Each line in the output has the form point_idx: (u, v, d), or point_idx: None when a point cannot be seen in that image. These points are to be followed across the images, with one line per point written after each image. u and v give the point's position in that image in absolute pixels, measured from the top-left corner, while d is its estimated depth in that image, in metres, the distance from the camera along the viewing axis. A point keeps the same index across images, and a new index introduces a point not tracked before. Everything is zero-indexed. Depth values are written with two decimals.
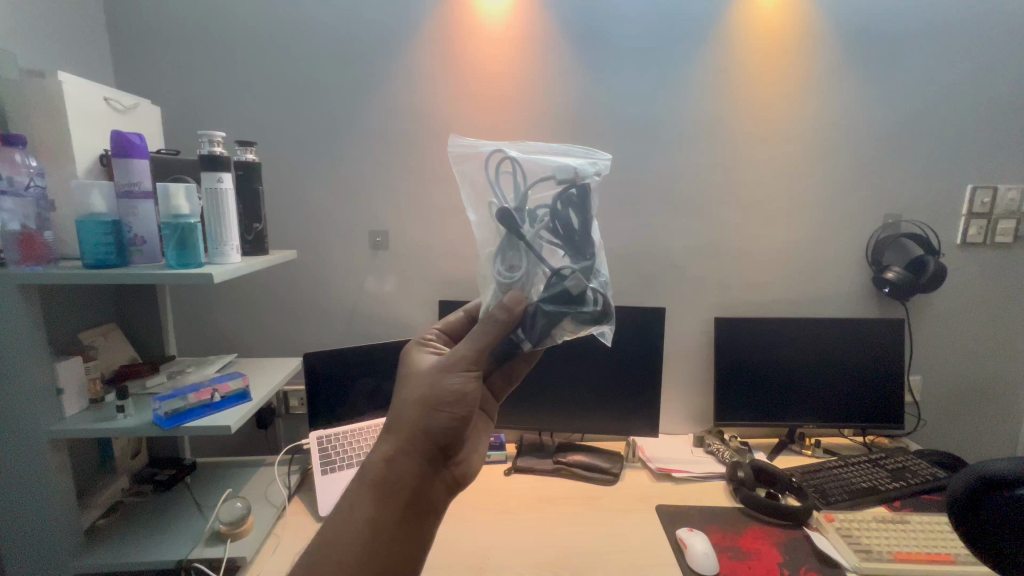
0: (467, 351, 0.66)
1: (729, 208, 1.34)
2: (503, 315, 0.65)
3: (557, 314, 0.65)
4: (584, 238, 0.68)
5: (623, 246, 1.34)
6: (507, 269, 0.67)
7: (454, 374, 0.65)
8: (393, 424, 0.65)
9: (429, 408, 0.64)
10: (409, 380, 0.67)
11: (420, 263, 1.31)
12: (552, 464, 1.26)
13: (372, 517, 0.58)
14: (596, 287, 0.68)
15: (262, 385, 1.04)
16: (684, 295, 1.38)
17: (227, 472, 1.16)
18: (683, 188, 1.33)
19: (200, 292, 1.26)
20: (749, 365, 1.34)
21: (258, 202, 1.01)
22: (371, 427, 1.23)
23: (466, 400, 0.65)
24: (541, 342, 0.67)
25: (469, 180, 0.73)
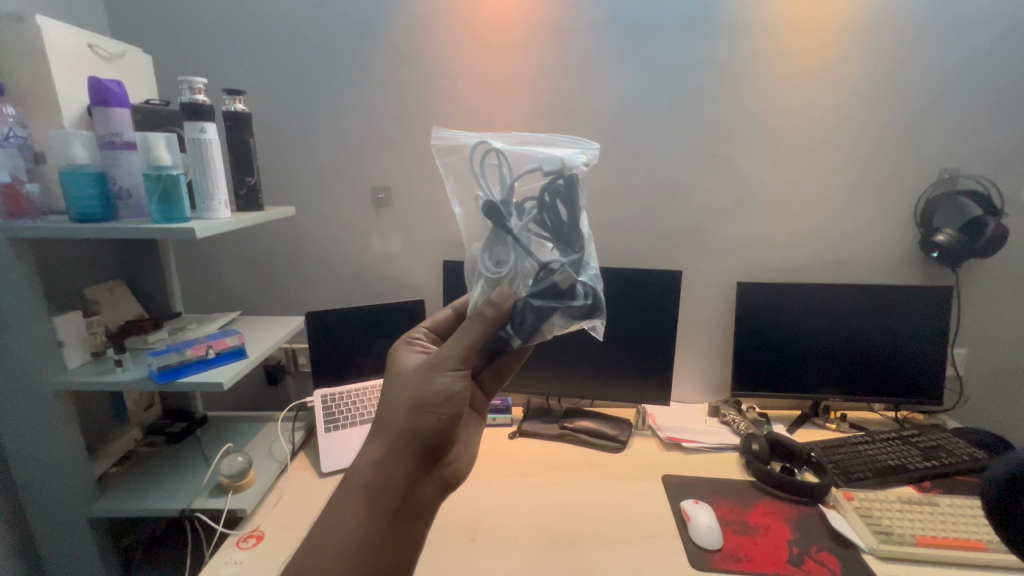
0: (454, 353, 0.70)
1: (759, 163, 1.22)
2: (489, 314, 0.67)
3: (545, 309, 0.65)
4: (573, 230, 0.67)
5: (639, 204, 1.25)
6: (494, 264, 0.69)
7: (441, 376, 0.69)
8: (385, 425, 0.69)
9: (419, 410, 0.68)
10: (400, 382, 0.71)
11: (424, 222, 1.26)
12: (558, 429, 1.23)
13: (366, 515, 0.64)
14: (588, 280, 0.67)
15: (261, 342, 1.04)
16: (706, 257, 1.28)
17: (236, 426, 1.18)
18: (708, 142, 1.21)
19: (206, 250, 1.26)
20: (772, 333, 1.26)
21: (249, 155, 0.97)
22: (374, 388, 1.23)
23: (453, 400, 0.70)
24: (529, 339, 0.67)
25: (462, 177, 0.77)
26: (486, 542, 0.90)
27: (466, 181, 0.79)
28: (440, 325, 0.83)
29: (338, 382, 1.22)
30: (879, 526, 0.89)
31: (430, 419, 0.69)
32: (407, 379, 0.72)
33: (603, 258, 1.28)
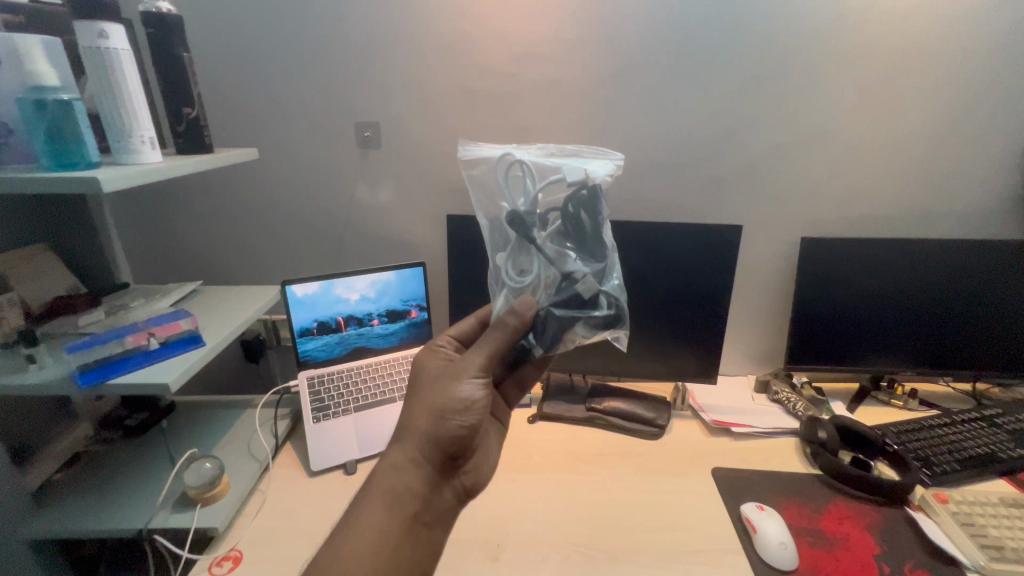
0: (480, 359, 0.62)
1: (842, 86, 0.97)
2: (513, 322, 0.61)
3: (568, 318, 0.62)
4: (597, 241, 0.64)
5: (689, 142, 1.00)
6: (517, 272, 0.65)
7: (464, 382, 0.61)
8: (400, 432, 0.61)
9: (438, 416, 0.61)
10: (419, 388, 0.64)
11: (421, 166, 1.02)
12: (584, 411, 1.06)
13: (381, 527, 0.56)
14: (610, 290, 0.65)
15: (225, 323, 0.84)
16: (766, 207, 1.06)
17: (208, 415, 1.01)
18: (782, 58, 0.95)
19: (156, 204, 1.03)
20: (838, 298, 1.06)
21: (185, 77, 0.72)
22: (369, 368, 1.05)
23: (476, 409, 0.62)
24: (552, 348, 0.63)
25: (483, 191, 0.74)
26: (511, 562, 0.75)
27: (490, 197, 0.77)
28: (465, 331, 0.73)
29: (326, 361, 1.03)
30: (985, 537, 0.74)
31: (450, 428, 0.61)
32: (428, 383, 0.64)
33: (641, 209, 1.06)
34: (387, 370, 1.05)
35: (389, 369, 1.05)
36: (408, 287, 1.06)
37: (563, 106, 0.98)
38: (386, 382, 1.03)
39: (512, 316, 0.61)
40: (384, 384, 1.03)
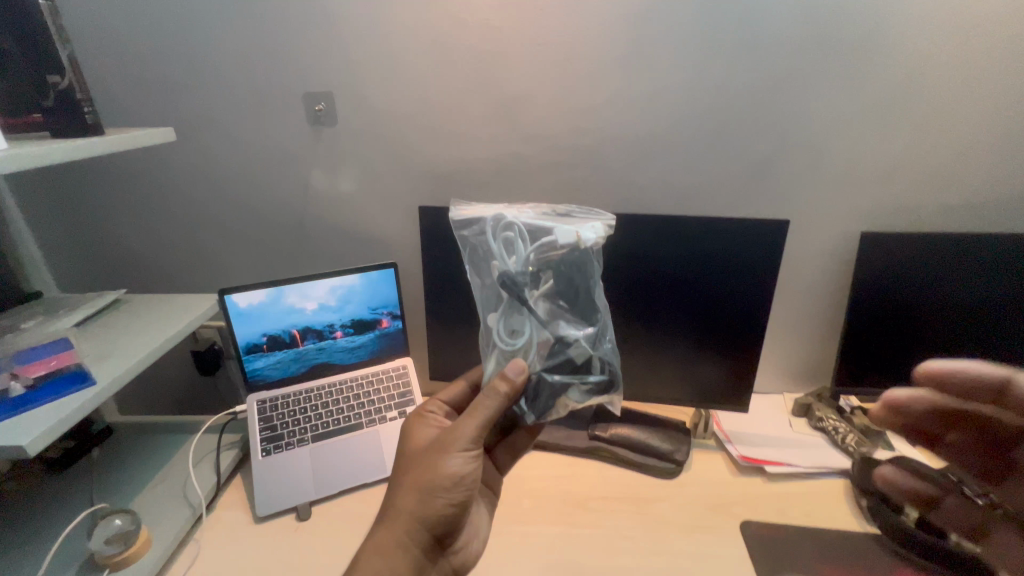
0: (467, 431, 0.56)
1: (940, 27, 0.72)
2: (504, 387, 0.56)
3: (562, 385, 0.57)
4: (589, 302, 0.62)
5: (726, 108, 0.77)
6: (508, 333, 0.61)
7: (452, 457, 0.56)
8: (385, 511, 0.56)
9: (425, 495, 0.55)
10: (408, 460, 0.59)
11: (387, 147, 0.83)
12: (586, 441, 0.89)
13: None
14: (604, 355, 0.61)
15: (131, 349, 0.66)
16: (823, 192, 0.83)
17: (148, 442, 0.87)
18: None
19: (82, 197, 0.88)
20: (915, 311, 0.84)
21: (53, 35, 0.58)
22: (332, 388, 0.89)
23: (465, 485, 0.56)
24: (544, 415, 0.58)
25: (472, 249, 0.67)
26: None
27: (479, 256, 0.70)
28: (456, 396, 0.68)
29: (280, 381, 0.88)
30: None
31: (436, 507, 0.55)
32: (415, 455, 0.59)
33: (662, 197, 0.84)
34: (353, 390, 0.89)
35: (355, 389, 0.89)
36: (377, 292, 0.89)
37: (561, 65, 0.77)
38: (351, 405, 0.87)
39: (502, 381, 0.56)
40: (349, 408, 0.87)
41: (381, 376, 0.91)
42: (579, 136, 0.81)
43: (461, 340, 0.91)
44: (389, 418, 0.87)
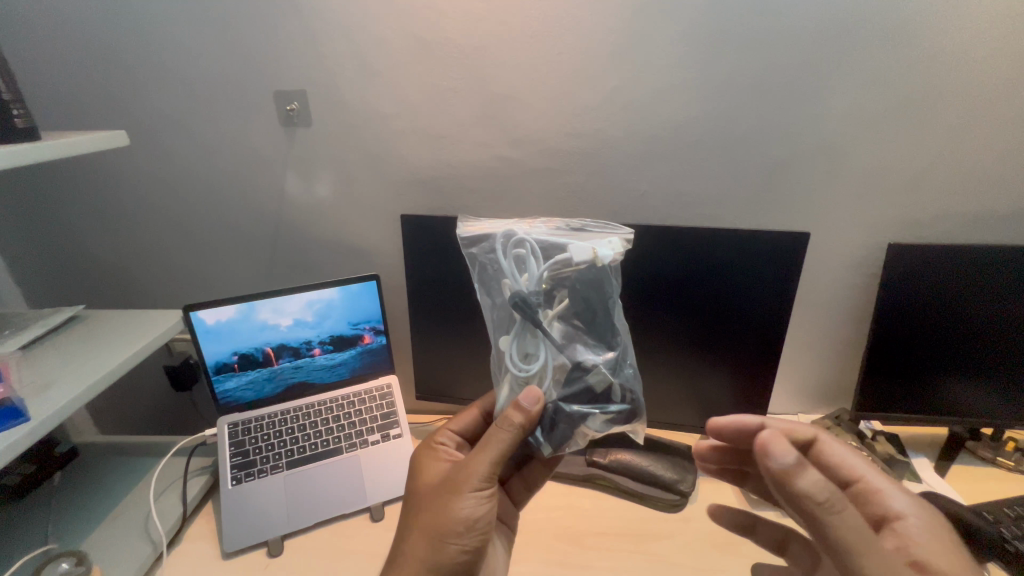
0: (480, 466, 0.48)
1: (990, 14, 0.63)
2: (518, 416, 0.47)
3: (582, 415, 0.50)
4: (608, 325, 0.55)
5: (740, 108, 0.70)
6: (521, 357, 0.51)
7: (464, 497, 0.47)
8: (391, 565, 0.47)
9: (435, 544, 0.46)
10: (415, 503, 0.50)
11: (366, 150, 0.77)
12: (584, 468, 0.82)
13: None
14: (626, 382, 0.54)
15: (83, 374, 0.62)
16: (847, 199, 0.74)
17: (114, 465, 0.82)
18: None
19: (49, 202, 0.84)
20: (946, 331, 0.76)
21: None
22: (309, 410, 0.82)
23: (481, 531, 0.47)
24: (562, 448, 0.50)
25: (481, 268, 0.57)
26: None
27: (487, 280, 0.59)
28: (468, 426, 0.59)
29: (255, 402, 0.82)
30: None
31: (449, 557, 0.46)
32: (422, 495, 0.50)
33: (667, 205, 0.76)
34: (333, 412, 0.82)
35: (335, 411, 0.82)
36: (358, 307, 0.82)
37: (554, 60, 0.69)
38: (330, 428, 0.81)
39: (514, 411, 0.48)
40: (327, 431, 0.80)
41: (363, 396, 0.84)
42: (575, 139, 0.73)
43: (448, 359, 0.84)
44: (370, 442, 0.80)
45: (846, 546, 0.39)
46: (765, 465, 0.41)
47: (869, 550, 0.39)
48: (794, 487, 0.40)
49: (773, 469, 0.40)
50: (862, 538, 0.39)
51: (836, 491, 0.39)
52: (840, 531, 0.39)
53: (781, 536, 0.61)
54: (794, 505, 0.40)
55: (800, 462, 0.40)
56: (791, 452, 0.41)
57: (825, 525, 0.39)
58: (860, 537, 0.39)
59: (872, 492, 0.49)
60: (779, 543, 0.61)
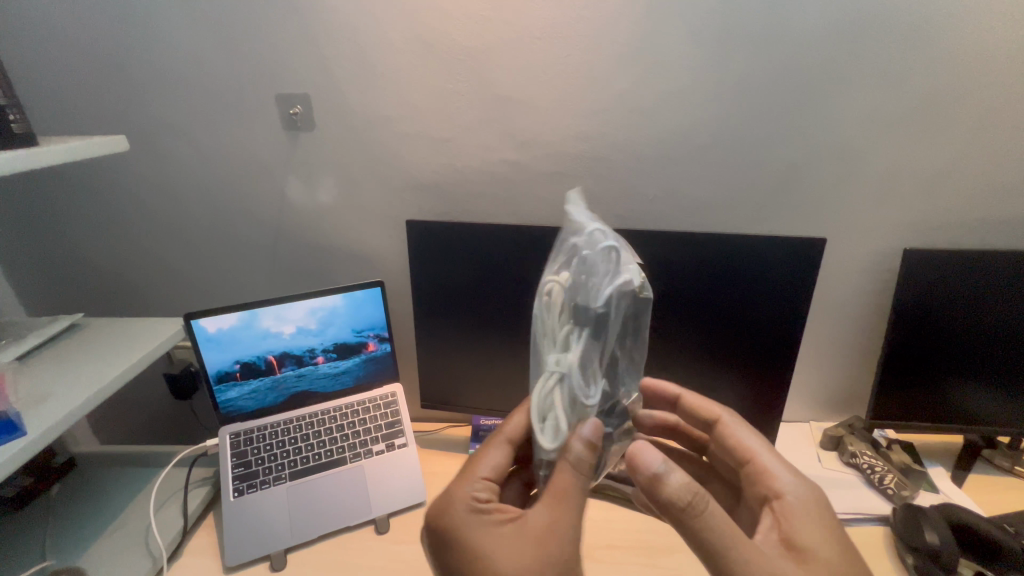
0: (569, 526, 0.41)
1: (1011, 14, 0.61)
2: (592, 459, 0.42)
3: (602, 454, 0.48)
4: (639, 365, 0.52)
5: (752, 111, 0.68)
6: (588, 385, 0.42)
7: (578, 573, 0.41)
8: None
9: None
10: None
11: (370, 154, 0.75)
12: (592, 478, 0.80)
13: None
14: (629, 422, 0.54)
15: (80, 386, 0.60)
16: (862, 204, 0.73)
17: (111, 476, 0.80)
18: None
19: (49, 209, 0.82)
20: (964, 338, 0.74)
21: None
22: (312, 419, 0.80)
23: None
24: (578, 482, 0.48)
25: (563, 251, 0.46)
26: None
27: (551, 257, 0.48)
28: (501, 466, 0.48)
29: (256, 411, 0.80)
30: None
31: None
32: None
33: (678, 209, 0.75)
34: (336, 421, 0.81)
35: (338, 420, 0.81)
36: (361, 314, 0.80)
37: (562, 62, 0.67)
38: (334, 437, 0.79)
39: (575, 442, 0.42)
40: (331, 441, 0.78)
41: (367, 405, 0.83)
42: (584, 143, 0.72)
43: (454, 366, 0.82)
44: (375, 452, 0.78)
45: (713, 545, 0.40)
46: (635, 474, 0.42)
47: (731, 545, 0.40)
48: (664, 491, 0.41)
49: (644, 479, 0.42)
50: (719, 528, 0.40)
51: (699, 492, 0.41)
52: (704, 530, 0.40)
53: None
54: (662, 507, 0.42)
55: (666, 468, 0.42)
56: (663, 460, 0.42)
57: (685, 520, 0.40)
58: (719, 530, 0.40)
59: (760, 469, 0.50)
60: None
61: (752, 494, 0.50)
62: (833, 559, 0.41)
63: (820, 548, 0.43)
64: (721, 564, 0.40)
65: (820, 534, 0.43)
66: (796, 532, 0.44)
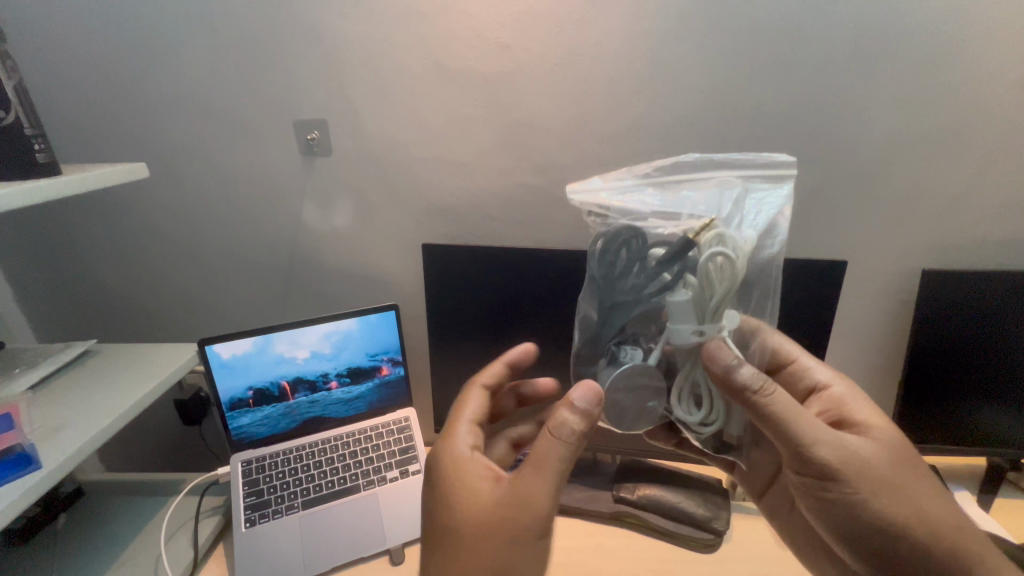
0: (542, 496, 0.41)
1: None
2: (581, 418, 0.42)
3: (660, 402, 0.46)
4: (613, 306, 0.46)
5: (767, 136, 0.68)
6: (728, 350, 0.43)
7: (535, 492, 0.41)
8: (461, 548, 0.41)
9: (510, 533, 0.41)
10: (462, 490, 0.44)
11: (387, 177, 0.75)
12: (610, 505, 0.78)
13: None
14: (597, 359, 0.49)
15: (93, 417, 0.59)
16: (879, 224, 0.73)
17: (119, 505, 0.78)
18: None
19: (67, 236, 0.83)
20: (987, 359, 0.73)
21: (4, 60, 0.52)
22: (324, 446, 0.79)
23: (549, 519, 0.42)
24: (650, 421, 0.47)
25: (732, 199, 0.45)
26: None
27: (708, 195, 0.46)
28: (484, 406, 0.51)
29: (268, 438, 0.79)
30: None
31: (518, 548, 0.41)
32: (466, 529, 0.42)
33: None
34: (350, 447, 0.79)
35: (352, 446, 0.79)
36: (375, 338, 0.80)
37: (578, 88, 0.68)
38: (347, 464, 0.77)
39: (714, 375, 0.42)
40: (345, 468, 0.77)
41: (381, 430, 0.81)
42: (600, 166, 0.72)
43: None
44: (389, 479, 0.77)
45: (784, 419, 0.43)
46: (711, 369, 0.42)
47: (813, 431, 0.44)
48: (739, 382, 0.42)
49: (718, 372, 0.42)
50: (793, 411, 0.43)
51: (767, 378, 0.43)
52: (772, 407, 0.43)
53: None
54: (736, 398, 0.43)
55: (739, 362, 0.42)
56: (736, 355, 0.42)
57: (766, 409, 0.43)
58: (801, 419, 0.43)
59: (802, 369, 0.56)
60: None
61: (794, 390, 0.56)
62: (888, 429, 0.49)
63: (874, 418, 0.50)
64: (806, 448, 0.44)
65: (868, 408, 0.51)
66: (849, 412, 0.51)
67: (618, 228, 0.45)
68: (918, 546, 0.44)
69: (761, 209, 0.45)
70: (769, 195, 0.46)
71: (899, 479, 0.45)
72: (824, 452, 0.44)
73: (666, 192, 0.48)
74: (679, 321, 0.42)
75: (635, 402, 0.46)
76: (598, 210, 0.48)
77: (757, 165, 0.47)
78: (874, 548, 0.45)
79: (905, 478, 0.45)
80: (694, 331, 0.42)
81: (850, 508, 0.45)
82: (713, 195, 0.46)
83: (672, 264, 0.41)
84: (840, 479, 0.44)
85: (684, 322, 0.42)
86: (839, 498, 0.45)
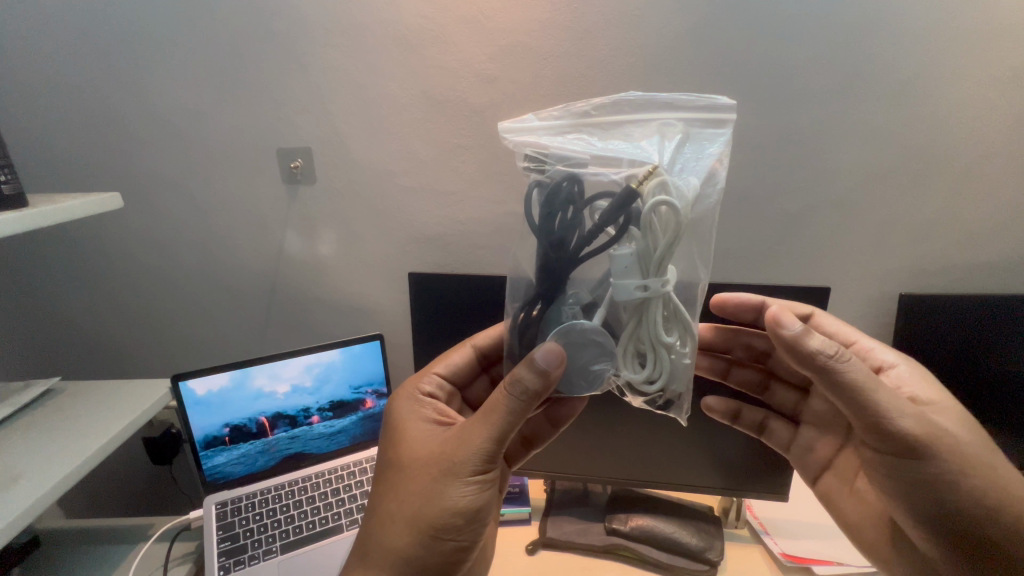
0: (482, 439, 0.41)
1: (985, 77, 0.65)
2: (526, 376, 0.40)
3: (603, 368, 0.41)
4: (549, 262, 0.41)
5: (746, 169, 0.71)
6: (674, 311, 0.40)
7: (473, 434, 0.42)
8: (400, 473, 0.44)
9: (444, 465, 0.42)
10: (413, 431, 0.47)
11: (372, 205, 0.74)
12: (602, 537, 0.75)
13: (416, 557, 0.42)
14: (532, 321, 0.43)
15: (57, 463, 0.55)
16: (856, 251, 0.75)
17: (77, 555, 0.72)
18: (894, 38, 0.64)
19: (35, 270, 0.80)
20: (966, 381, 0.74)
21: None
22: (304, 484, 0.74)
23: (487, 463, 0.42)
24: (597, 387, 0.42)
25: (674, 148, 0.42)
26: None
27: (647, 140, 0.42)
28: (455, 368, 0.56)
29: (245, 477, 0.75)
30: None
31: (456, 484, 0.42)
32: (412, 464, 0.44)
33: None
34: (331, 485, 0.75)
35: (334, 484, 0.75)
36: (360, 369, 0.78)
37: None
38: (328, 503, 0.72)
39: (785, 338, 0.43)
40: (325, 507, 0.72)
41: (365, 465, 0.77)
42: None
43: None
44: None
45: (863, 393, 0.43)
46: (778, 335, 0.44)
47: (891, 405, 0.44)
48: (807, 350, 0.43)
49: (786, 336, 0.43)
50: (865, 378, 0.43)
51: (839, 345, 0.43)
52: (852, 378, 0.42)
53: (763, 418, 0.62)
54: (813, 369, 0.43)
55: (807, 330, 0.43)
56: (798, 323, 0.44)
57: (845, 378, 0.42)
58: (877, 389, 0.43)
59: (864, 349, 0.56)
60: (762, 424, 0.62)
61: None
62: (953, 405, 0.49)
63: (941, 397, 0.49)
64: (885, 421, 0.43)
65: (931, 387, 0.51)
66: (914, 392, 0.50)
67: (558, 177, 0.40)
68: (997, 520, 0.45)
69: (701, 155, 0.42)
70: (709, 141, 0.42)
71: (976, 454, 0.46)
72: (903, 426, 0.44)
73: (604, 135, 0.43)
74: (624, 275, 0.38)
75: (579, 364, 0.41)
76: (534, 155, 0.43)
77: (698, 107, 0.43)
78: (947, 527, 0.46)
79: (982, 452, 0.46)
80: (638, 286, 0.38)
81: (928, 487, 0.45)
82: (654, 141, 0.42)
83: (615, 217, 0.38)
84: (919, 452, 0.44)
85: (627, 277, 0.38)
86: (920, 477, 0.45)
